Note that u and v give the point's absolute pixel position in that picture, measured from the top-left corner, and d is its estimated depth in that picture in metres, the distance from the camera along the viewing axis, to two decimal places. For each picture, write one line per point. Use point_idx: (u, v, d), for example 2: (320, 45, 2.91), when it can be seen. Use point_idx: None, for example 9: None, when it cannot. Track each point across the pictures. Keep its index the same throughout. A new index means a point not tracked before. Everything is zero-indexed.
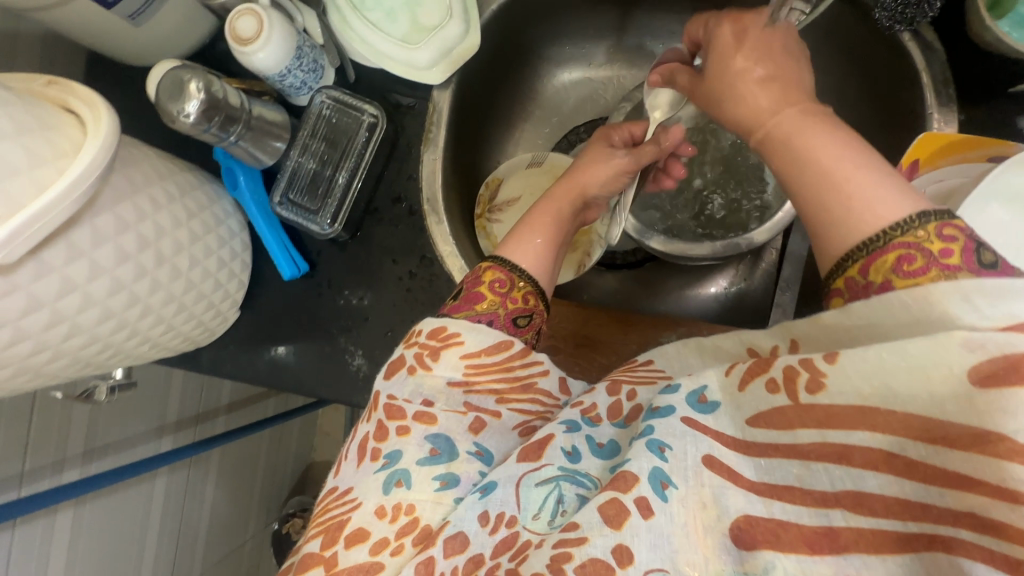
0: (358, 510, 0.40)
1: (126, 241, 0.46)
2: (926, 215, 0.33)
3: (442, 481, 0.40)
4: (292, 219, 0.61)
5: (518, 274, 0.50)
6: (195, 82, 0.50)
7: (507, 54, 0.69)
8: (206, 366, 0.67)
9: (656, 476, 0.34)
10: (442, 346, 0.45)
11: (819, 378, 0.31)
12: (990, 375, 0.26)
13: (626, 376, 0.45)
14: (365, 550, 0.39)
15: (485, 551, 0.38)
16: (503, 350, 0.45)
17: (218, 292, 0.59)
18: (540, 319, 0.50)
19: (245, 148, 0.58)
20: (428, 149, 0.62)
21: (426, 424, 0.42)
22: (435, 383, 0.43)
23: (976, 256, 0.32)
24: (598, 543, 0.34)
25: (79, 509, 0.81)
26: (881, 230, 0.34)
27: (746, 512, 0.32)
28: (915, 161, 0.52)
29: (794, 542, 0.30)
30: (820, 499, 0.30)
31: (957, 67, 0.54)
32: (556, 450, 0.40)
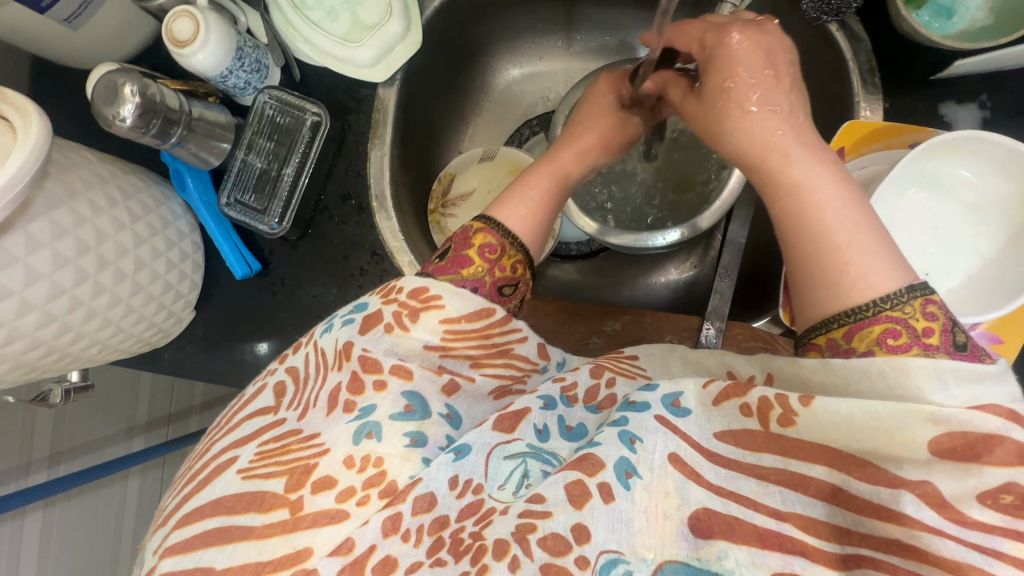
0: (325, 457, 0.36)
1: (64, 246, 0.46)
2: (912, 290, 0.34)
3: (412, 439, 0.37)
4: (239, 219, 0.61)
5: (510, 240, 0.49)
6: (130, 86, 0.50)
7: (456, 49, 0.70)
8: (164, 366, 0.67)
9: (622, 466, 0.36)
10: (422, 308, 0.41)
11: (791, 416, 0.33)
12: (948, 449, 0.29)
13: (614, 365, 0.46)
14: (332, 497, 0.35)
15: (450, 514, 0.37)
16: (484, 318, 0.43)
17: (170, 293, 0.60)
18: (524, 288, 0.51)
19: (189, 150, 0.58)
20: (374, 146, 0.64)
21: (402, 379, 0.39)
22: (411, 345, 0.41)
23: (952, 336, 0.34)
24: (560, 519, 0.34)
25: (48, 510, 0.82)
26: (870, 300, 0.35)
27: (705, 505, 0.34)
28: (842, 149, 0.54)
29: (746, 535, 0.32)
30: (773, 510, 0.32)
31: (881, 58, 0.55)
32: (528, 426, 0.41)
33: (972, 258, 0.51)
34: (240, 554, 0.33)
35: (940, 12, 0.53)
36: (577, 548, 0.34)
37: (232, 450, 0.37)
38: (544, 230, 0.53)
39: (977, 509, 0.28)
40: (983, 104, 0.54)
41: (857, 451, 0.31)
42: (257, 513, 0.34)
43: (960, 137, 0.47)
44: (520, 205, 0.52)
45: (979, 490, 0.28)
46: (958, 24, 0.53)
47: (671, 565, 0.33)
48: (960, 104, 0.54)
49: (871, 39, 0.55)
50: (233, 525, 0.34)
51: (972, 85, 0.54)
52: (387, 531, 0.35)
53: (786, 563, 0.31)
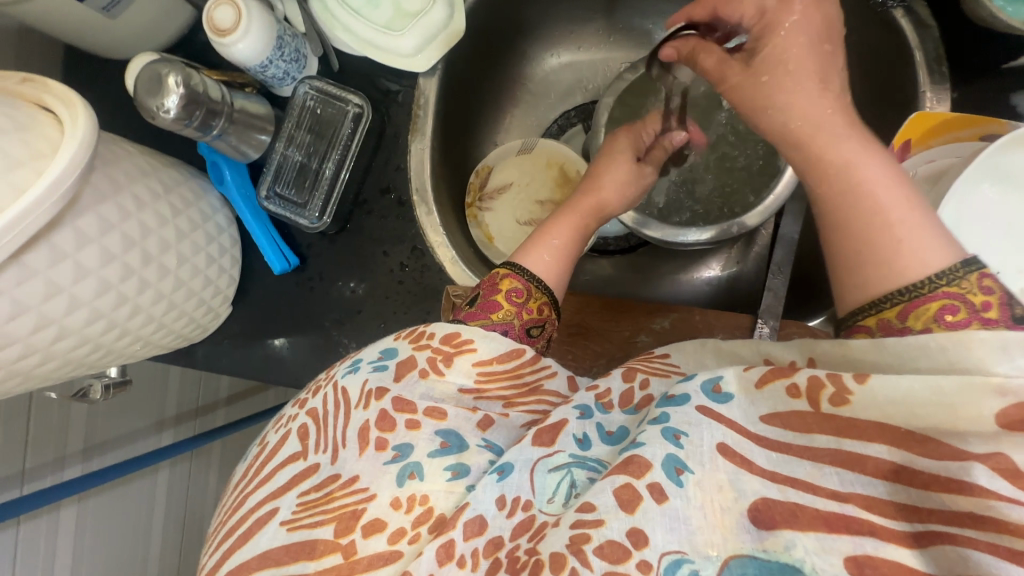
0: (372, 501, 0.36)
1: (111, 241, 0.45)
2: (967, 264, 0.31)
3: (455, 472, 0.37)
4: (279, 213, 0.60)
5: (535, 283, 0.50)
6: (174, 77, 0.49)
7: (495, 38, 0.67)
8: (200, 362, 0.67)
9: (672, 462, 0.32)
10: (456, 352, 0.42)
11: (844, 395, 0.30)
12: (1020, 421, 0.25)
13: (646, 367, 0.44)
14: (384, 540, 0.35)
15: (504, 533, 0.34)
16: (515, 358, 0.43)
17: (208, 289, 0.59)
18: (552, 328, 0.51)
19: (229, 143, 0.56)
20: (415, 139, 0.61)
21: (436, 420, 0.39)
22: (446, 388, 0.41)
23: (1010, 309, 0.31)
24: (614, 525, 0.31)
25: (82, 504, 0.82)
26: (923, 278, 0.32)
27: (763, 495, 0.30)
28: (909, 141, 0.51)
29: (810, 521, 0.28)
30: (832, 491, 0.29)
31: (949, 45, 0.53)
32: (568, 436, 0.38)
33: None
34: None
35: None
36: (634, 554, 0.30)
37: (271, 501, 0.37)
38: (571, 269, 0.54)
39: None
40: None
41: (918, 428, 0.28)
42: (309, 561, 0.34)
43: None
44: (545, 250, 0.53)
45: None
46: None
47: (738, 559, 0.29)
48: None
49: (938, 26, 0.53)
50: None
51: None
52: (442, 559, 0.34)
53: (858, 545, 0.27)
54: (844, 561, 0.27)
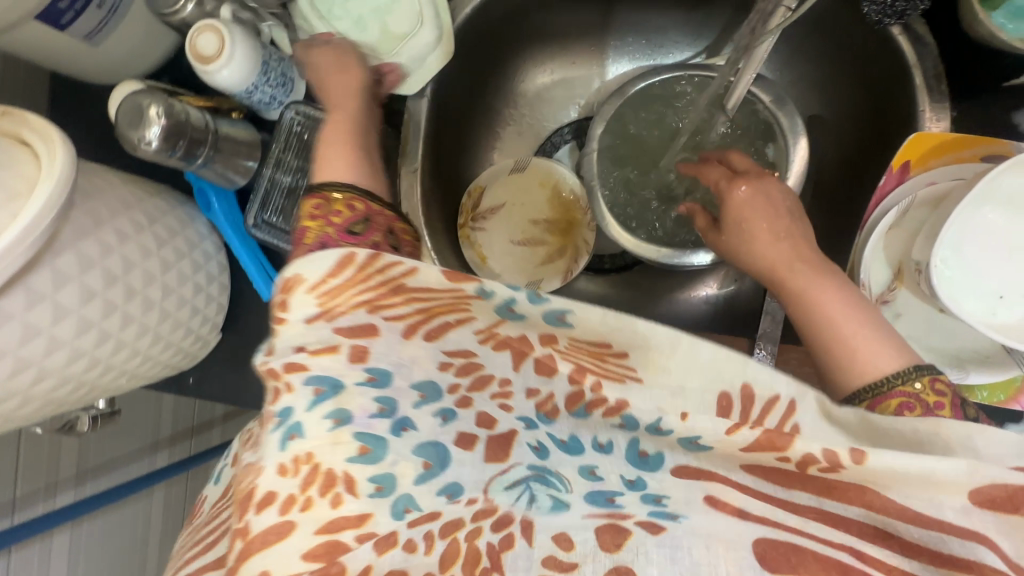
0: (259, 474, 0.30)
1: (92, 279, 0.44)
2: (919, 368, 0.38)
3: (336, 420, 0.30)
4: (267, 240, 0.59)
5: (337, 189, 0.42)
6: (155, 107, 0.48)
7: (485, 56, 0.66)
8: (191, 389, 0.66)
9: (649, 497, 0.35)
10: (283, 291, 0.33)
11: (836, 467, 0.31)
12: (988, 500, 0.29)
13: (597, 367, 0.36)
14: (274, 512, 0.29)
15: (463, 516, 0.33)
16: (344, 265, 0.33)
17: (196, 318, 0.58)
18: (382, 218, 0.43)
19: (216, 171, 0.55)
20: (405, 162, 0.60)
21: (300, 369, 0.31)
22: (295, 331, 0.32)
23: (961, 408, 0.37)
24: (591, 568, 0.32)
25: (75, 530, 0.81)
26: (883, 377, 0.38)
27: (761, 536, 0.33)
28: (907, 162, 0.50)
29: (812, 564, 0.31)
30: (824, 539, 0.32)
31: (948, 64, 0.52)
32: (523, 447, 0.36)
33: None
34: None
35: (1016, 13, 0.48)
36: None
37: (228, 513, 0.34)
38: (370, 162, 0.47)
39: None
40: None
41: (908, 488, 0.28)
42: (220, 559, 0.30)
43: None
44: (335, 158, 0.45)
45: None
46: None
47: None
48: None
49: (935, 43, 0.52)
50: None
51: None
52: (382, 548, 0.30)
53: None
54: None
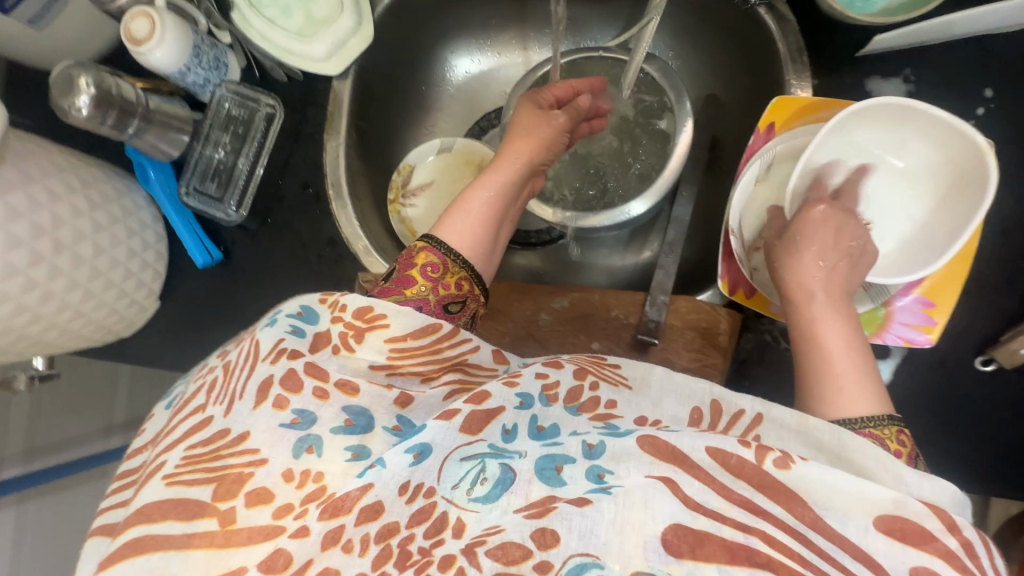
0: (262, 467, 0.34)
1: (18, 228, 0.49)
2: (891, 419, 0.41)
3: (354, 453, 0.36)
4: (199, 208, 0.64)
5: (453, 258, 0.53)
6: (86, 78, 0.53)
7: (409, 45, 0.72)
8: (132, 355, 0.69)
9: (596, 469, 0.34)
10: (367, 328, 0.43)
11: (787, 459, 0.32)
12: (897, 528, 0.31)
13: (596, 369, 0.43)
14: (268, 513, 0.33)
15: (400, 521, 0.34)
16: (431, 333, 0.44)
17: (130, 281, 0.62)
18: (473, 303, 0.55)
19: (149, 141, 0.60)
20: (330, 136, 0.66)
21: (347, 395, 0.39)
22: (357, 365, 0.41)
23: (914, 460, 0.42)
24: (516, 528, 0.33)
25: (22, 507, 0.82)
26: (857, 417, 0.41)
27: (676, 523, 0.31)
28: (773, 124, 0.56)
29: (716, 549, 0.31)
30: (740, 522, 0.31)
31: (808, 38, 0.58)
32: (495, 427, 0.38)
33: (907, 223, 0.54)
34: (160, 564, 0.32)
35: None
36: (539, 553, 0.32)
37: (161, 456, 0.35)
38: (491, 239, 0.57)
39: (926, 559, 0.31)
40: (907, 78, 0.56)
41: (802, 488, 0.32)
42: (179, 521, 0.33)
43: (879, 104, 0.49)
44: (456, 219, 0.55)
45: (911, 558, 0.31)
46: (878, 4, 0.55)
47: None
48: (885, 78, 0.56)
49: (797, 20, 0.58)
50: (148, 535, 0.32)
51: (896, 60, 0.56)
52: (326, 544, 0.33)
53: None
54: None
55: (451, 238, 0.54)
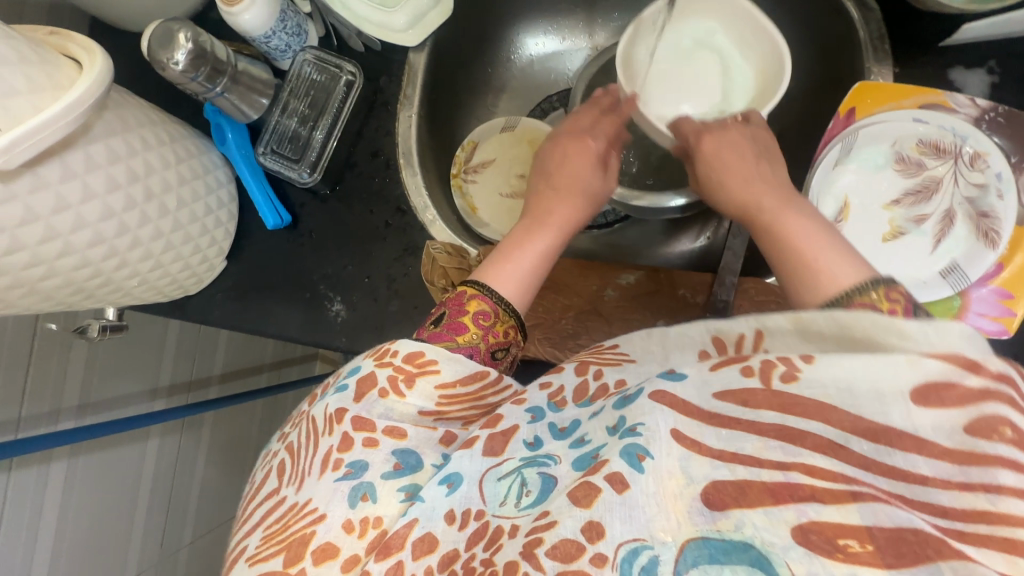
0: (321, 523, 0.39)
1: (117, 171, 0.50)
2: (876, 283, 0.38)
3: (407, 493, 0.40)
4: (274, 169, 0.65)
5: (505, 306, 0.50)
6: (184, 33, 0.54)
7: (481, 24, 0.73)
8: (194, 312, 0.70)
9: (632, 450, 0.32)
10: (418, 373, 0.43)
11: (794, 371, 0.31)
12: (929, 392, 0.27)
13: (597, 358, 0.44)
14: (335, 566, 0.38)
15: (460, 547, 0.37)
16: (478, 380, 0.45)
17: (204, 237, 0.63)
18: (516, 349, 0.52)
19: (231, 101, 0.61)
20: (403, 107, 0.67)
21: (395, 439, 0.42)
22: (404, 410, 0.43)
23: (915, 313, 0.36)
24: (568, 523, 0.32)
25: (73, 460, 0.84)
26: (839, 294, 0.39)
27: (712, 478, 0.30)
28: (853, 109, 0.56)
29: (759, 496, 0.28)
30: (778, 461, 0.29)
31: (892, 25, 0.58)
32: (517, 441, 0.40)
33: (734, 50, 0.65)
34: None
35: None
36: (590, 548, 0.31)
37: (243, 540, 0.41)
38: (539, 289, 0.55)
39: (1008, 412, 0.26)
40: (991, 69, 0.56)
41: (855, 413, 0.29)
42: None
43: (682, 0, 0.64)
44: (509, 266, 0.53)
45: (963, 424, 0.27)
46: None
47: (694, 542, 0.29)
48: (969, 69, 0.56)
49: (880, 8, 0.58)
50: None
51: (982, 51, 0.56)
52: None
53: (802, 513, 0.27)
54: (791, 531, 0.27)
55: (505, 286, 0.52)
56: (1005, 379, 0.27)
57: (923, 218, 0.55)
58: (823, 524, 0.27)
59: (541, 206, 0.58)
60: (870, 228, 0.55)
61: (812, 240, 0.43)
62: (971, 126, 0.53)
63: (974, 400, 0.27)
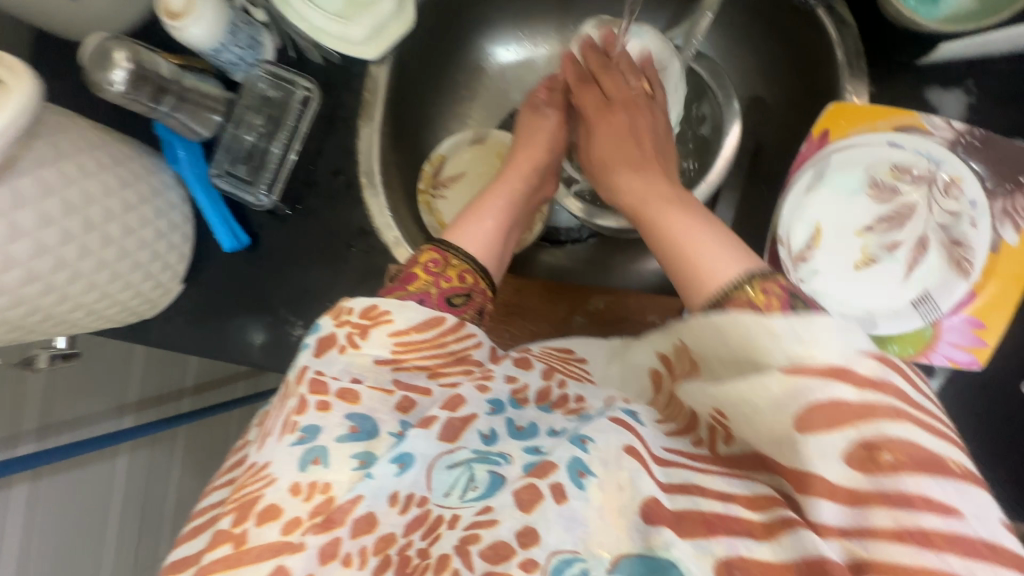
0: (271, 486, 0.37)
1: (50, 205, 0.47)
2: (752, 276, 0.40)
3: (360, 461, 0.38)
4: (228, 190, 0.62)
5: (455, 253, 0.53)
6: (122, 52, 0.51)
7: (448, 32, 0.70)
8: (152, 337, 0.68)
9: (576, 465, 0.35)
10: (372, 325, 0.44)
11: (730, 432, 0.37)
12: (813, 419, 0.30)
13: (563, 368, 0.50)
14: (276, 529, 0.36)
15: (395, 531, 0.39)
16: (433, 326, 0.45)
17: (156, 263, 0.60)
18: (478, 297, 0.54)
19: (180, 121, 0.58)
20: (365, 123, 0.64)
21: (348, 403, 0.40)
22: (363, 362, 0.43)
23: (793, 305, 0.37)
24: (507, 524, 0.35)
25: (35, 484, 0.81)
26: (719, 292, 0.40)
27: (655, 496, 0.33)
28: (827, 131, 0.54)
29: (695, 526, 0.32)
30: (716, 493, 0.34)
31: (869, 43, 0.56)
32: (472, 432, 0.42)
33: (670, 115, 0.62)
34: None
35: None
36: (522, 552, 0.34)
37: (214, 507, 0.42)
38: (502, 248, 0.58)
39: (888, 428, 0.29)
40: (969, 89, 0.54)
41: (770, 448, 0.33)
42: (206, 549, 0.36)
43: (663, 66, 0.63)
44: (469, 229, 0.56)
45: (845, 452, 0.29)
46: (945, 9, 0.52)
47: (626, 558, 0.33)
48: (946, 89, 0.54)
49: (857, 24, 0.56)
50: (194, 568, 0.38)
51: (960, 71, 0.54)
52: (325, 558, 0.36)
53: (732, 548, 0.31)
54: (715, 564, 0.31)
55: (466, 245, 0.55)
56: (880, 386, 0.30)
57: (896, 245, 0.53)
58: (751, 561, 0.31)
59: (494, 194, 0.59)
60: (842, 253, 0.53)
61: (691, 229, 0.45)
62: (946, 150, 0.52)
63: (855, 419, 0.29)
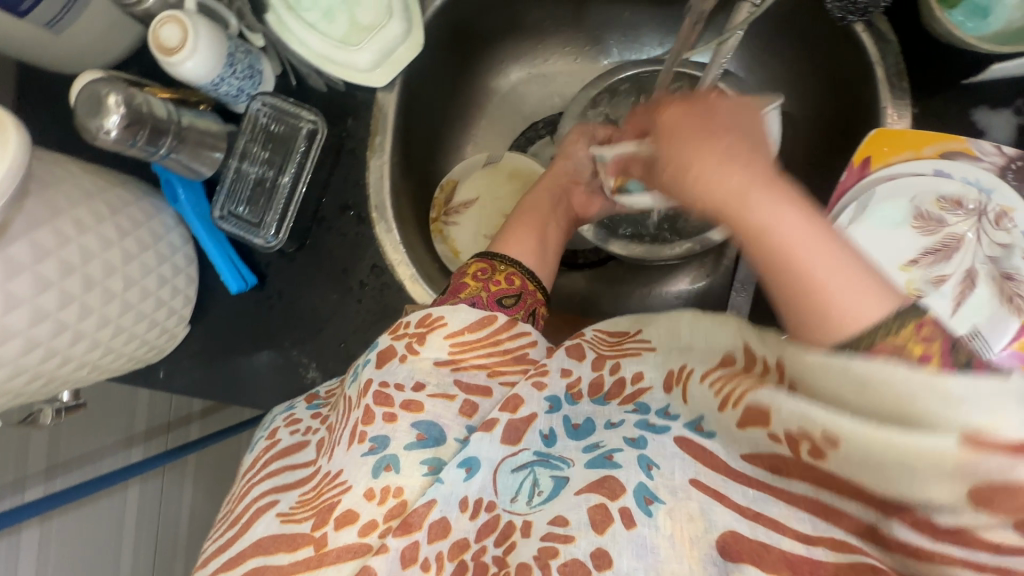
0: (347, 492, 0.38)
1: (46, 268, 0.45)
2: (902, 315, 0.30)
3: (430, 467, 0.38)
4: (234, 232, 0.59)
5: (498, 258, 0.52)
6: (114, 96, 0.47)
7: (457, 51, 0.66)
8: (159, 382, 0.65)
9: (642, 491, 0.33)
10: (428, 330, 0.43)
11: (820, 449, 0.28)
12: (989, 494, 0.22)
13: (615, 353, 0.44)
14: (354, 532, 0.37)
15: (469, 536, 0.37)
16: (488, 325, 0.43)
17: (161, 310, 0.57)
18: (530, 298, 0.50)
19: (179, 161, 0.55)
20: (373, 155, 0.61)
21: (413, 413, 0.40)
22: (424, 366, 0.42)
23: (954, 356, 0.29)
24: (582, 543, 0.32)
25: (46, 525, 0.80)
26: (860, 331, 0.30)
27: (732, 528, 0.29)
28: (868, 158, 0.51)
29: (776, 564, 0.27)
30: (804, 533, 0.28)
31: (911, 61, 0.52)
32: (534, 434, 0.40)
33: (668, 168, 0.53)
34: None
35: (975, 12, 0.50)
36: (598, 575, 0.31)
37: (275, 496, 0.41)
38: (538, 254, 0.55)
39: None
40: (1018, 109, 0.50)
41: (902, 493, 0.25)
42: (286, 552, 0.37)
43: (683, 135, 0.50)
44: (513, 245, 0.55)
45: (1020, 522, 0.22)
46: (994, 25, 0.50)
47: None
48: (994, 109, 0.51)
49: (898, 40, 0.52)
50: (263, 564, 0.37)
51: (1010, 90, 0.50)
52: (406, 562, 0.36)
53: None
54: None
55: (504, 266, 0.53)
56: None
57: (942, 280, 0.50)
58: None
59: (529, 209, 0.59)
60: None
61: (805, 241, 0.33)
62: (997, 178, 0.49)
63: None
